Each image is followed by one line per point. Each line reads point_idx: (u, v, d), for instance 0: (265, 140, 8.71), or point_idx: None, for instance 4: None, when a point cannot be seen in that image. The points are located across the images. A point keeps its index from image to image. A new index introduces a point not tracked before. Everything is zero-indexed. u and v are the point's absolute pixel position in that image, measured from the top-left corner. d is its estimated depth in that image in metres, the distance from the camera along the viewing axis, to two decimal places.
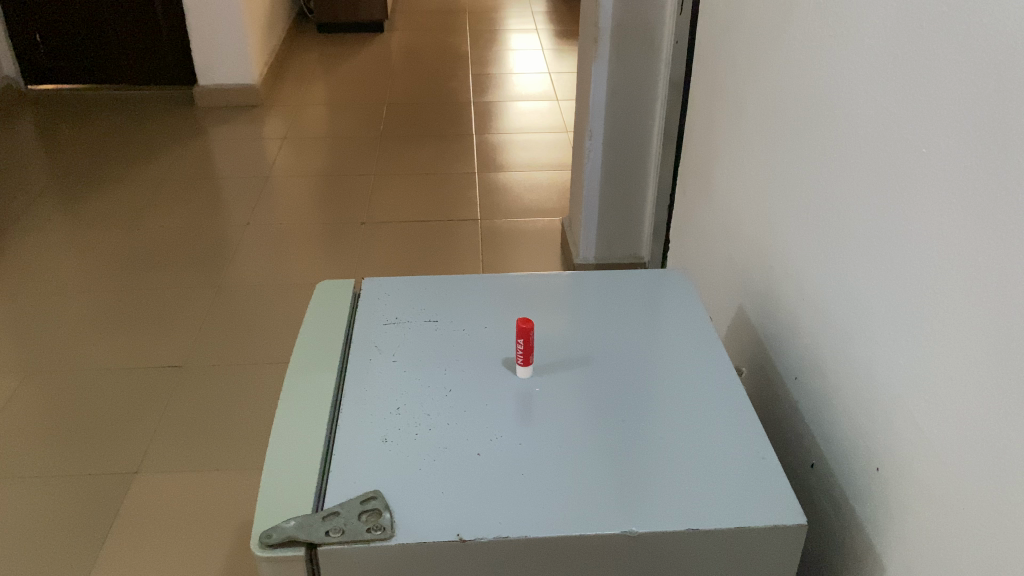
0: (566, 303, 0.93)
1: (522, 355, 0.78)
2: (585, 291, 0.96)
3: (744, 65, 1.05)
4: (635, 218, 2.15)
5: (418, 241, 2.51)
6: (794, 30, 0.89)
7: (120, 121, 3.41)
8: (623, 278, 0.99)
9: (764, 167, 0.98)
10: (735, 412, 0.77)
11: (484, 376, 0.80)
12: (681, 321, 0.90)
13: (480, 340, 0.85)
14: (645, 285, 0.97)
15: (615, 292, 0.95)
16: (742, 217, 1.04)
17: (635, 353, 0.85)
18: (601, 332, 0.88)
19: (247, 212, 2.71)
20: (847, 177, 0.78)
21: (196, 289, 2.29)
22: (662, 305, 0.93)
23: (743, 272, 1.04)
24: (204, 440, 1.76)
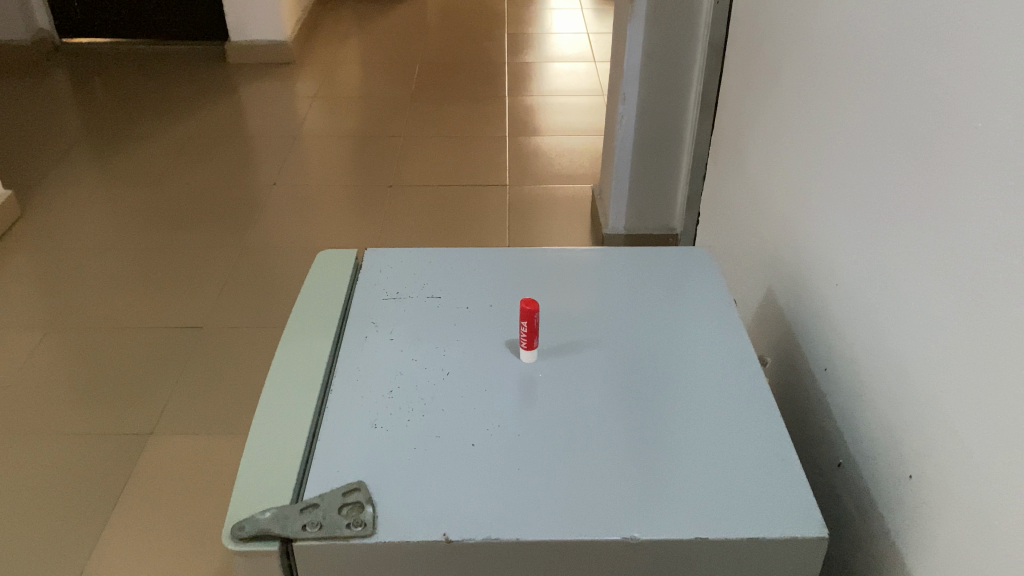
0: (579, 281, 0.87)
1: (527, 339, 0.73)
2: (601, 268, 0.89)
3: (783, 27, 0.97)
4: (668, 188, 2.07)
5: (444, 206, 2.45)
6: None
7: (152, 77, 3.38)
8: (643, 256, 0.92)
9: (800, 139, 0.90)
10: (755, 407, 0.71)
11: (486, 359, 0.75)
12: (701, 305, 0.84)
13: (484, 318, 0.80)
14: (666, 264, 0.91)
15: (633, 271, 0.89)
16: (774, 193, 0.97)
17: (651, 337, 0.79)
18: (614, 315, 0.82)
19: (275, 172, 2.67)
20: (891, 153, 0.70)
21: (220, 250, 2.27)
22: (683, 287, 0.87)
23: (771, 253, 0.97)
24: (220, 404, 1.75)
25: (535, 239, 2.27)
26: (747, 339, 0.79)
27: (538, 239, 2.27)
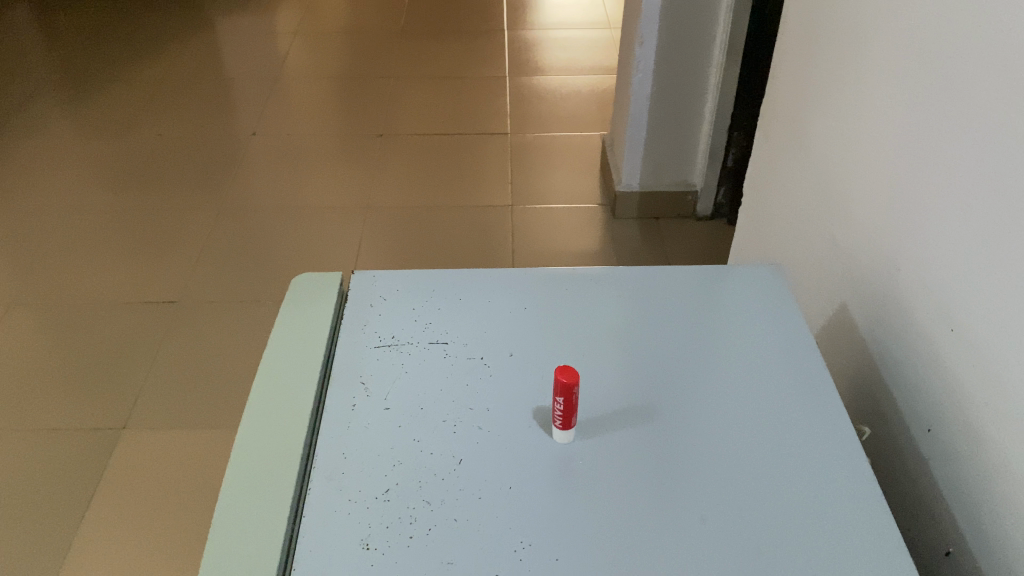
0: (620, 312, 0.69)
1: (564, 419, 0.56)
2: (644, 292, 0.72)
3: None
4: (688, 141, 1.87)
5: (440, 157, 2.25)
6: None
7: (119, 11, 3.11)
8: (692, 274, 0.74)
9: (888, 127, 0.70)
10: (863, 506, 0.54)
11: (510, 439, 0.58)
12: (773, 342, 0.67)
13: (504, 377, 0.63)
14: (723, 285, 0.73)
15: (685, 297, 0.71)
16: (849, 193, 0.78)
17: (719, 396, 0.62)
18: (665, 362, 0.65)
19: (256, 120, 2.45)
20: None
21: (198, 211, 2.08)
22: (747, 316, 0.69)
23: (843, 265, 0.79)
24: (200, 392, 1.59)
25: (540, 196, 2.08)
26: None
27: (545, 195, 2.08)
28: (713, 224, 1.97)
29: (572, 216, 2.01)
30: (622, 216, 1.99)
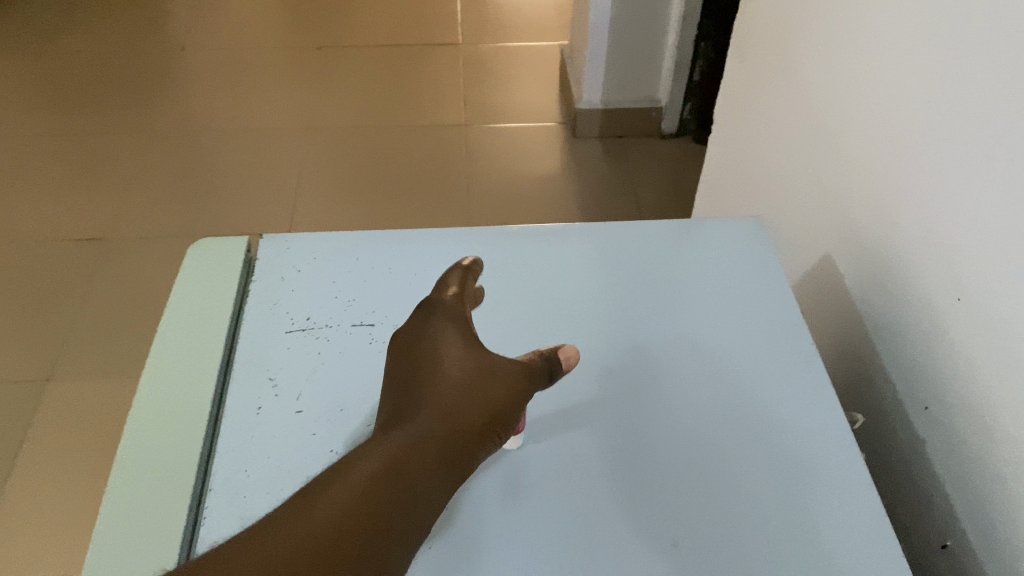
0: (578, 296, 0.61)
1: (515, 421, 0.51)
2: (604, 269, 0.63)
3: None
4: (653, 53, 1.74)
5: (388, 71, 2.09)
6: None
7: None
8: (658, 244, 0.66)
9: (890, 54, 0.59)
10: (851, 533, 0.48)
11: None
12: (747, 329, 0.59)
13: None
14: (690, 257, 0.65)
15: (649, 271, 0.63)
16: (839, 128, 0.68)
17: (685, 399, 0.55)
18: (628, 359, 0.57)
19: (187, 31, 2.24)
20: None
21: (126, 134, 1.91)
22: (718, 297, 0.62)
23: (830, 213, 0.70)
24: (132, 337, 1.47)
25: (496, 114, 1.94)
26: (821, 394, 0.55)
27: (501, 113, 1.94)
28: (679, 142, 1.86)
29: (530, 135, 1.88)
30: (584, 135, 1.87)
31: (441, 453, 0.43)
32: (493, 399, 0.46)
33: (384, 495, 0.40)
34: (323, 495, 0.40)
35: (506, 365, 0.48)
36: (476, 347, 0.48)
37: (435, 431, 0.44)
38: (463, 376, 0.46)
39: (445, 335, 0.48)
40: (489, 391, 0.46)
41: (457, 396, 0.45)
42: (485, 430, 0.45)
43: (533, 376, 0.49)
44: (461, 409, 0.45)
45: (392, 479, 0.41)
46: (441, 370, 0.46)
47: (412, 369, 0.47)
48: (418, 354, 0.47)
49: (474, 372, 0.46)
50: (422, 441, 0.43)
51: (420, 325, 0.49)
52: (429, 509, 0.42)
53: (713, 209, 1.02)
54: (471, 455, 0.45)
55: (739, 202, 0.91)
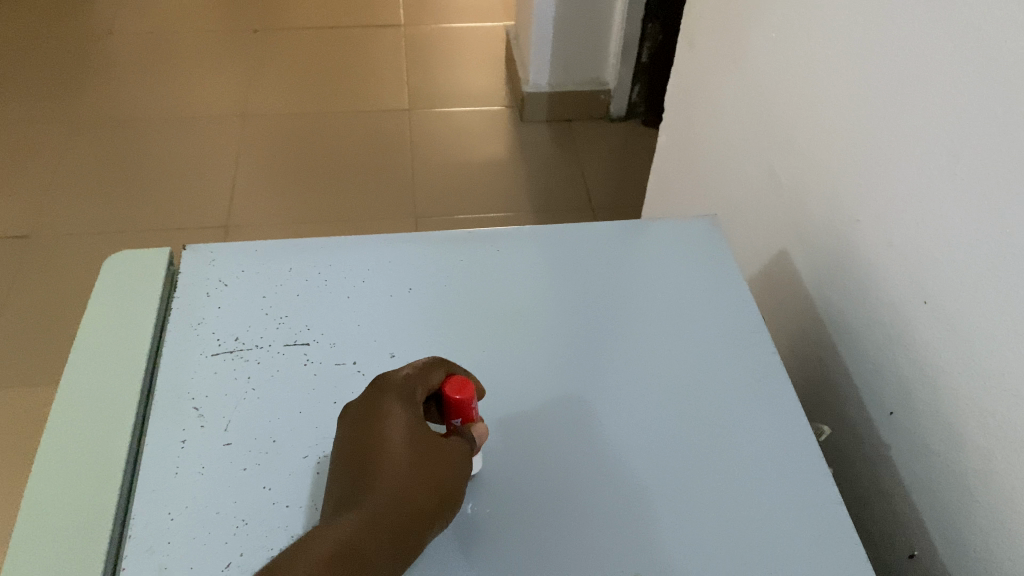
0: (525, 306, 0.58)
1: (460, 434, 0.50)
2: (550, 276, 0.60)
3: None
4: (599, 34, 1.70)
5: (326, 55, 2.01)
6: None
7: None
8: (606, 249, 0.63)
9: (846, 44, 0.57)
10: (823, 558, 0.46)
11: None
12: (701, 335, 0.57)
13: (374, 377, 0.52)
14: (642, 261, 0.62)
15: (602, 279, 0.61)
16: (795, 119, 0.65)
17: (639, 414, 0.52)
18: (577, 373, 0.54)
19: (113, 17, 2.13)
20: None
21: (52, 128, 1.80)
22: (668, 302, 0.59)
23: (786, 206, 0.68)
24: (60, 341, 1.39)
25: (440, 98, 1.89)
26: (780, 403, 0.53)
27: (446, 98, 1.89)
28: (627, 126, 1.84)
29: (477, 120, 1.83)
30: (531, 119, 1.83)
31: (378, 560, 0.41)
32: (441, 489, 0.44)
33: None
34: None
35: (455, 452, 0.45)
36: (426, 434, 0.46)
37: (377, 528, 0.42)
38: (410, 464, 0.44)
39: (397, 419, 0.45)
40: (437, 480, 0.44)
41: (401, 491, 0.43)
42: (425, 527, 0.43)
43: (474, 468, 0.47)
44: (405, 503, 0.43)
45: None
46: (388, 462, 0.44)
47: (358, 451, 0.45)
48: (365, 438, 0.45)
49: (424, 462, 0.44)
50: (361, 540, 0.41)
51: (371, 401, 0.46)
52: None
53: (664, 202, 0.99)
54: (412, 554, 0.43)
55: (692, 196, 0.89)
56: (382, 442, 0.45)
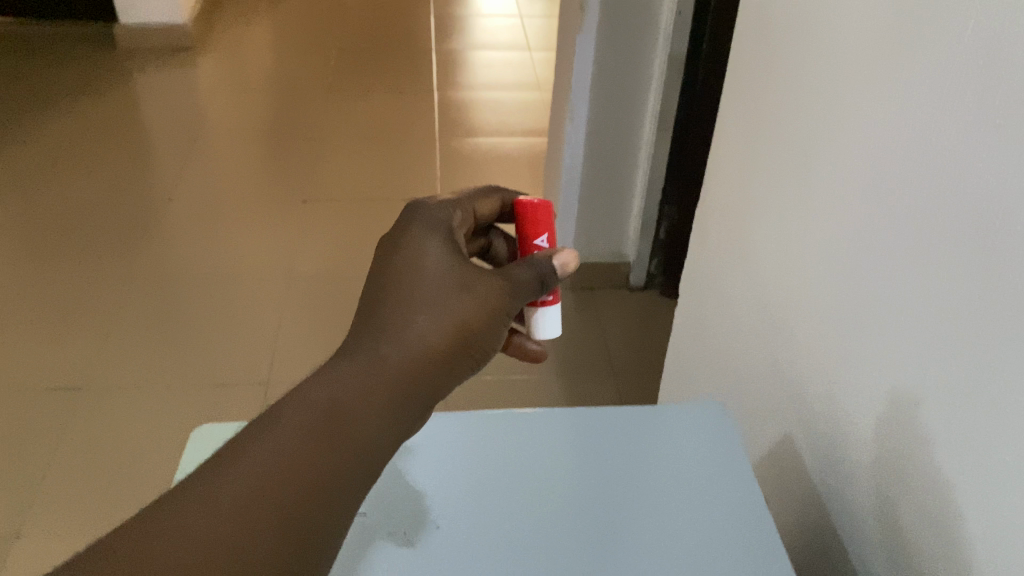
0: (554, 486, 0.67)
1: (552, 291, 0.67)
2: (576, 457, 0.69)
3: (786, 103, 0.74)
4: (620, 213, 1.85)
5: (368, 225, 2.17)
6: (899, 62, 0.56)
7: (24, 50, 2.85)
8: (628, 434, 0.71)
9: (830, 264, 0.67)
10: None
11: (385, 526, 0.63)
12: (708, 515, 0.64)
13: (387, 487, 0.66)
14: (661, 444, 0.70)
15: (622, 460, 0.69)
16: (791, 321, 0.74)
17: None
18: (599, 549, 0.62)
19: (174, 181, 2.29)
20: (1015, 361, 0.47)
21: (111, 286, 1.93)
22: (684, 483, 0.67)
23: (787, 395, 0.76)
24: (102, 493, 1.46)
25: None
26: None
27: None
28: (646, 296, 1.95)
29: None
30: None
31: (411, 376, 0.52)
32: (469, 322, 0.55)
33: (323, 453, 0.48)
34: (257, 450, 0.47)
35: (482, 289, 0.56)
36: (457, 270, 0.56)
37: (409, 350, 0.52)
38: (433, 301, 0.54)
39: (430, 261, 0.56)
40: (463, 310, 0.55)
41: (432, 320, 0.54)
42: (461, 347, 0.54)
43: (518, 297, 0.58)
44: (438, 331, 0.53)
45: (331, 436, 0.48)
46: (423, 296, 0.54)
47: (378, 294, 0.55)
48: (403, 273, 0.55)
49: (454, 296, 0.55)
50: (398, 365, 0.52)
51: (409, 245, 0.57)
52: (373, 444, 0.50)
53: (679, 377, 1.07)
54: (439, 373, 0.54)
55: (704, 374, 0.97)
56: (418, 276, 0.55)
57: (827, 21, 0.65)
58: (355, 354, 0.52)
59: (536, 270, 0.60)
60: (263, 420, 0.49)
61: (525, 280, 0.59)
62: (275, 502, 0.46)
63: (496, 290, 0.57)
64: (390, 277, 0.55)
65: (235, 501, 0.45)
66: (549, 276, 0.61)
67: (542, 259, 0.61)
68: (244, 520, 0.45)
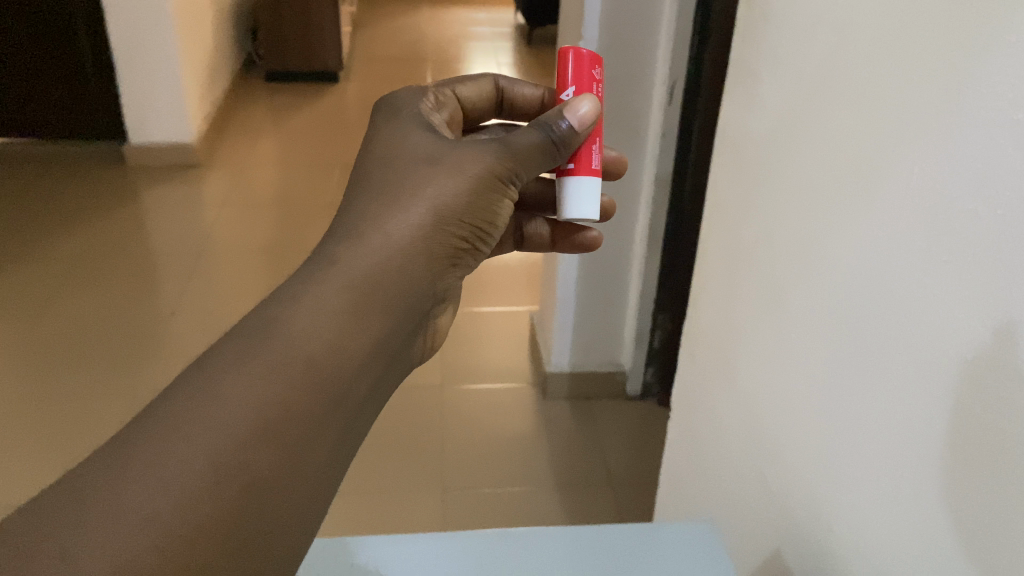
0: None
1: (591, 159, 0.79)
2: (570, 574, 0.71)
3: (761, 229, 0.79)
4: (615, 323, 1.88)
5: None
6: (858, 196, 0.62)
7: (38, 167, 2.95)
8: (623, 554, 0.73)
9: (811, 382, 0.70)
10: None
11: None
12: None
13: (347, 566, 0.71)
14: (657, 566, 0.72)
15: None
16: (778, 435, 0.77)
17: None
18: None
19: (176, 297, 2.30)
20: (971, 479, 0.52)
21: (107, 401, 1.88)
22: None
23: (776, 509, 0.78)
24: None
25: (470, 375, 2.04)
26: None
27: (476, 376, 2.04)
28: (642, 405, 1.96)
29: (503, 397, 1.97)
30: (553, 397, 1.96)
31: (427, 229, 0.66)
32: (468, 189, 0.69)
33: (289, 392, 0.54)
34: (206, 410, 0.51)
35: (473, 166, 0.70)
36: (450, 155, 0.70)
37: (422, 210, 0.66)
38: (421, 193, 0.67)
39: (427, 153, 0.70)
40: (454, 193, 0.68)
41: (437, 190, 0.68)
42: (466, 222, 0.70)
43: (518, 166, 0.73)
44: (444, 198, 0.68)
45: (294, 375, 0.54)
46: (427, 176, 0.68)
47: (387, 180, 0.68)
48: (406, 164, 0.69)
49: (452, 175, 0.69)
50: (415, 225, 0.66)
51: (405, 146, 0.71)
52: (362, 344, 0.59)
53: (673, 489, 1.08)
54: (448, 228, 0.68)
55: (697, 487, 0.99)
56: (419, 163, 0.69)
57: (792, 161, 0.73)
58: (319, 280, 0.60)
59: (545, 130, 0.74)
60: (213, 366, 0.53)
61: (530, 137, 0.73)
62: (234, 467, 0.50)
63: (484, 170, 0.70)
64: (379, 182, 0.68)
65: (300, 323, 0.57)
66: (565, 135, 0.75)
67: (552, 119, 0.75)
68: (286, 382, 0.54)
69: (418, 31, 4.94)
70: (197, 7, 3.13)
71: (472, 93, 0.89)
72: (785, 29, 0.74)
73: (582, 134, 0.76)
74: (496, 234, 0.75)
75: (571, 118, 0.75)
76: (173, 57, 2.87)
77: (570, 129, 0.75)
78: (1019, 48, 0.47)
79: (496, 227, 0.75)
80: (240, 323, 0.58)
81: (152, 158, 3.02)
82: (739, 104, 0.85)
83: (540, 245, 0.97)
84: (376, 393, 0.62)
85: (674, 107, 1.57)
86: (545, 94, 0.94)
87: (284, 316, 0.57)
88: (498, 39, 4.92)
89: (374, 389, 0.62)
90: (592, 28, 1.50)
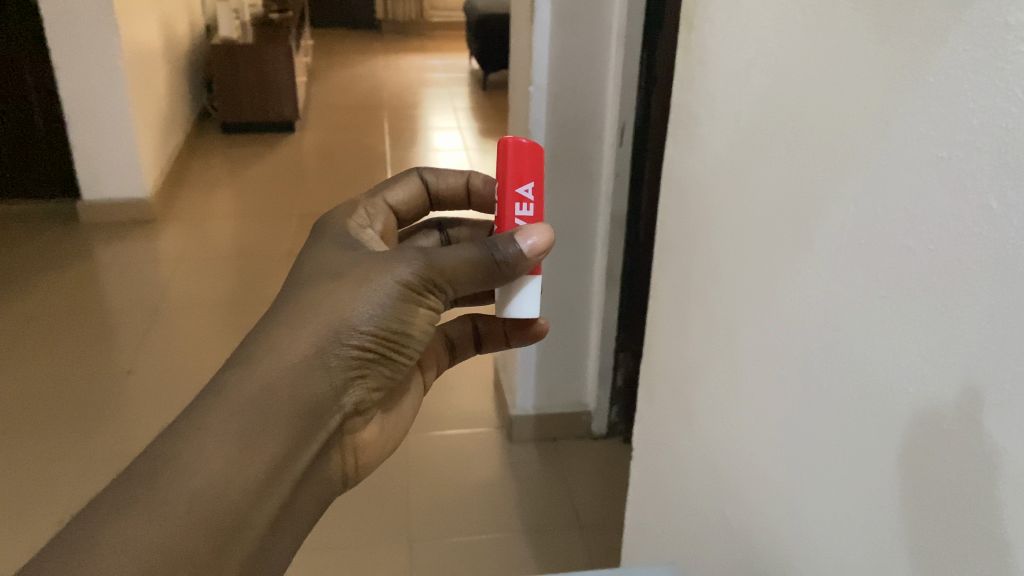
0: None
1: None
2: None
3: (710, 267, 0.80)
4: (578, 364, 1.88)
5: None
6: (798, 238, 0.64)
7: None
8: None
9: (766, 414, 0.71)
10: None
11: None
12: None
13: None
14: None
15: None
16: (740, 470, 0.77)
17: None
18: None
19: (132, 356, 2.25)
20: (924, 522, 0.52)
21: (61, 467, 1.82)
22: None
23: (741, 546, 0.77)
24: None
25: (436, 422, 2.02)
26: None
27: (442, 422, 2.02)
28: (609, 443, 1.96)
29: (468, 442, 1.95)
30: (519, 440, 1.95)
31: (325, 351, 0.68)
32: (374, 307, 0.70)
33: (177, 536, 0.57)
34: (92, 565, 0.54)
35: (379, 277, 0.70)
36: (357, 270, 0.71)
37: (322, 332, 0.68)
38: (321, 311, 0.68)
39: (333, 266, 0.72)
40: (357, 314, 0.69)
41: (339, 308, 0.69)
42: (372, 338, 0.71)
43: (435, 282, 0.72)
44: (344, 318, 0.69)
45: (185, 518, 0.58)
46: (329, 291, 0.69)
47: (296, 297, 0.70)
48: (315, 275, 0.72)
49: (357, 290, 0.70)
50: (311, 348, 0.67)
51: (315, 260, 0.74)
52: (253, 472, 0.62)
53: (638, 529, 1.07)
54: (348, 348, 0.69)
55: (662, 526, 0.98)
56: (328, 276, 0.71)
57: (733, 201, 0.75)
58: (208, 412, 0.63)
59: (486, 250, 0.72)
60: (101, 520, 0.57)
61: (452, 260, 0.72)
62: None
63: (390, 291, 0.70)
64: (292, 288, 0.71)
65: (188, 461, 0.60)
66: (512, 259, 0.72)
67: (505, 241, 0.73)
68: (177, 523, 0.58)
69: (374, 79, 4.99)
70: (148, 59, 3.12)
71: (401, 194, 0.91)
72: (722, 74, 0.76)
73: (530, 261, 0.74)
74: (417, 346, 0.77)
75: (523, 246, 0.72)
76: (126, 112, 2.85)
77: (517, 252, 0.72)
78: (937, 86, 0.49)
79: (417, 342, 0.77)
80: (143, 455, 0.61)
81: (105, 215, 2.98)
82: (682, 149, 0.86)
83: (496, 343, 0.97)
84: (283, 508, 0.66)
85: (626, 147, 1.60)
86: (469, 178, 0.93)
87: (172, 457, 0.60)
88: (454, 84, 4.98)
89: (277, 507, 0.66)
90: (541, 75, 1.52)
